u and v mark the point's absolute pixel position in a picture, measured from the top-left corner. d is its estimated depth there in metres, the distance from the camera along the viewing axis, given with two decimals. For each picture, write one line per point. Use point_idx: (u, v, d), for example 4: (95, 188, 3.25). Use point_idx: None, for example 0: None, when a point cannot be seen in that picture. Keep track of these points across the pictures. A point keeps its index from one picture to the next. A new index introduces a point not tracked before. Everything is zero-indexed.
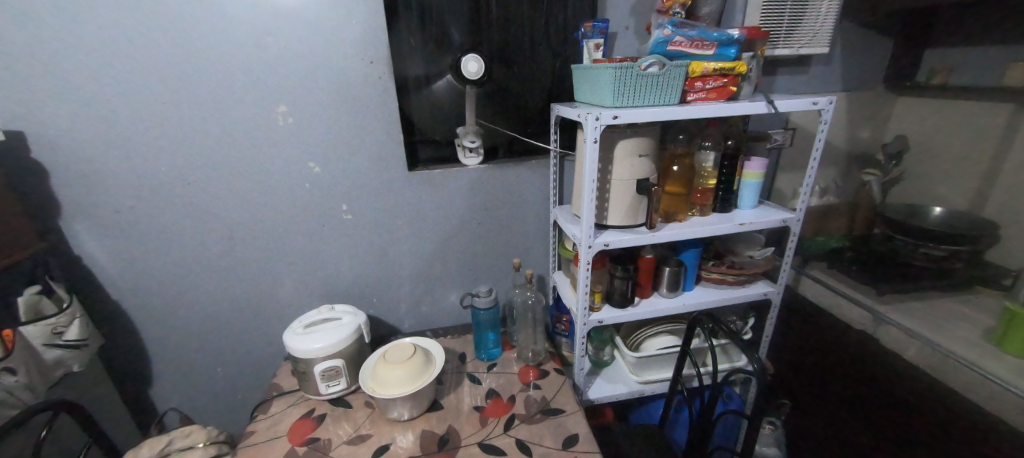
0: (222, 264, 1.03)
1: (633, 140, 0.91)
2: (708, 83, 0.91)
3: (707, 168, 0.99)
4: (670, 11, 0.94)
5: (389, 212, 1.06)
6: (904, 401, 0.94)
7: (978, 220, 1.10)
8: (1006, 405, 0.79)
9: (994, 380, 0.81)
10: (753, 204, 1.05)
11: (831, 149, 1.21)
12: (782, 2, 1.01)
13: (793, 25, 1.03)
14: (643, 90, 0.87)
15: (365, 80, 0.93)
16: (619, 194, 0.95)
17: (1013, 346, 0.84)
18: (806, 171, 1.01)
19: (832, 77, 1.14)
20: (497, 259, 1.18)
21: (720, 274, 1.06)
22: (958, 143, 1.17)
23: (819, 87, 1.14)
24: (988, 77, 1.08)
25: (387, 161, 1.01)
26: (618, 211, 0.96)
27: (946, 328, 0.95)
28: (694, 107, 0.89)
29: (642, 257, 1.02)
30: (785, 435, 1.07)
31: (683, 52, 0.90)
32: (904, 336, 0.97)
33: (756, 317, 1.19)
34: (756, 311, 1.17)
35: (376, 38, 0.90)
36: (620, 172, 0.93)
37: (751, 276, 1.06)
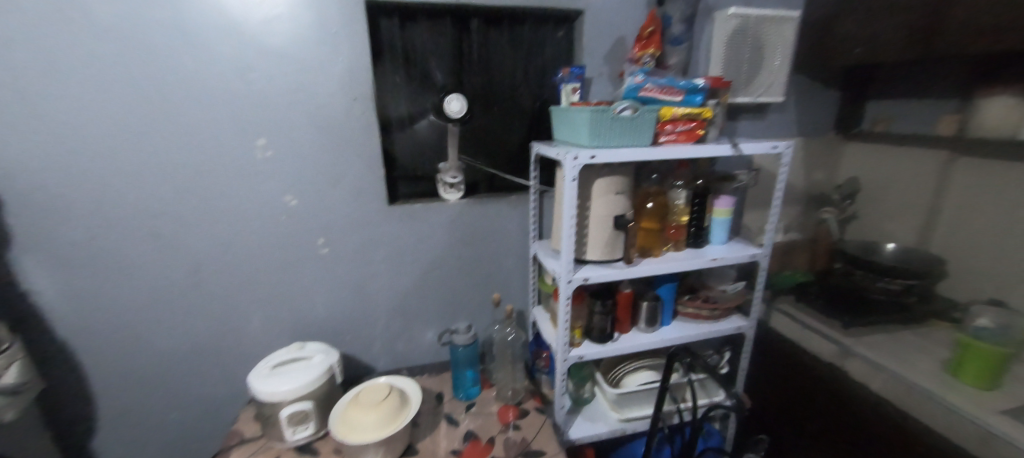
0: (187, 299, 0.98)
1: (610, 179, 0.95)
2: (677, 127, 0.97)
3: (679, 205, 1.04)
4: (640, 60, 1.01)
5: (367, 246, 1.05)
6: (878, 436, 0.95)
7: (926, 255, 1.17)
8: (965, 436, 0.81)
9: (953, 410, 0.83)
10: (723, 241, 1.10)
11: (790, 190, 1.30)
12: (741, 56, 1.11)
13: (751, 77, 1.13)
14: (617, 133, 0.92)
15: (348, 115, 0.95)
16: (597, 230, 0.97)
17: (967, 376, 0.89)
18: (770, 209, 1.06)
19: (787, 124, 1.24)
20: (477, 294, 1.17)
21: (696, 308, 1.08)
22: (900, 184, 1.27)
23: (777, 133, 1.24)
24: (923, 125, 1.18)
25: (368, 195, 1.01)
26: (596, 247, 0.99)
27: (907, 360, 0.98)
28: (665, 149, 0.94)
29: (620, 292, 1.04)
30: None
31: (654, 98, 0.96)
32: (869, 369, 0.98)
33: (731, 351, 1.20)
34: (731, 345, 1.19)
35: (361, 76, 0.93)
36: (598, 209, 0.96)
37: (725, 309, 1.09)
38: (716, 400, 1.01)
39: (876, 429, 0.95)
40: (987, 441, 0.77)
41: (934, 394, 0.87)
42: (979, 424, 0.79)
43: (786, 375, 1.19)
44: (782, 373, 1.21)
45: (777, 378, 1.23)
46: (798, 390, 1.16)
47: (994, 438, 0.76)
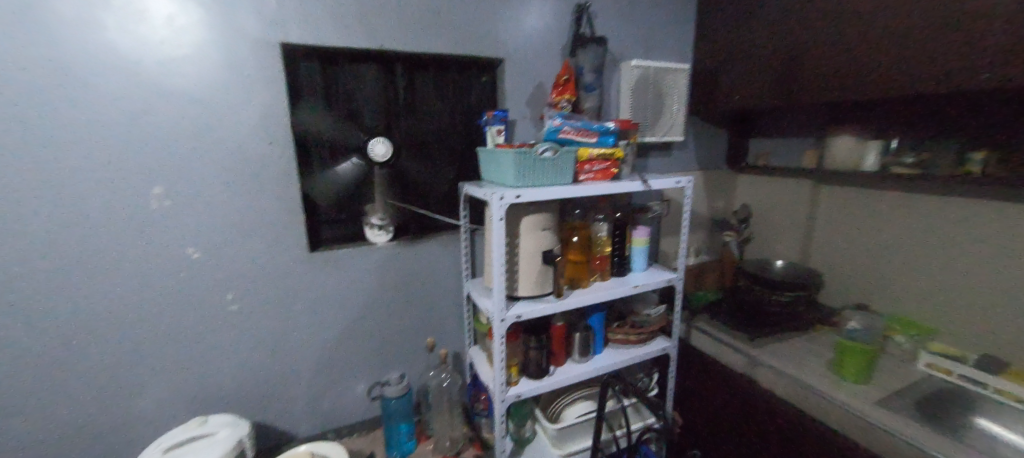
0: (47, 382, 0.80)
1: (536, 217, 0.99)
2: (594, 166, 1.05)
3: (602, 237, 1.09)
4: (559, 104, 1.10)
5: (285, 298, 0.96)
6: (786, 438, 1.04)
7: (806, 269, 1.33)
8: (851, 427, 0.92)
9: (840, 405, 0.95)
10: (643, 268, 1.18)
11: (695, 217, 1.45)
12: (645, 102, 1.25)
13: (654, 120, 1.27)
14: (540, 173, 0.97)
15: (261, 160, 0.89)
16: (527, 266, 1.00)
17: (848, 373, 1.02)
18: (680, 236, 1.18)
19: (687, 160, 1.40)
20: (410, 340, 1.12)
21: (625, 334, 1.13)
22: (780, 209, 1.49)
23: (680, 168, 1.39)
24: (791, 158, 1.39)
25: (284, 242, 0.94)
26: (528, 283, 1.01)
27: (801, 365, 1.10)
28: (584, 186, 1.01)
29: (554, 325, 1.07)
30: None
31: (572, 139, 1.03)
32: (774, 376, 1.08)
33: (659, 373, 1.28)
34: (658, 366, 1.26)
35: (276, 120, 0.88)
36: (527, 246, 0.99)
37: (650, 333, 1.15)
38: (649, 422, 1.05)
39: (784, 432, 1.04)
40: (866, 430, 0.89)
41: (823, 392, 0.98)
42: (857, 415, 0.91)
43: (706, 390, 1.28)
44: (702, 387, 1.30)
45: (698, 392, 1.31)
46: (717, 402, 1.24)
47: (870, 427, 0.88)
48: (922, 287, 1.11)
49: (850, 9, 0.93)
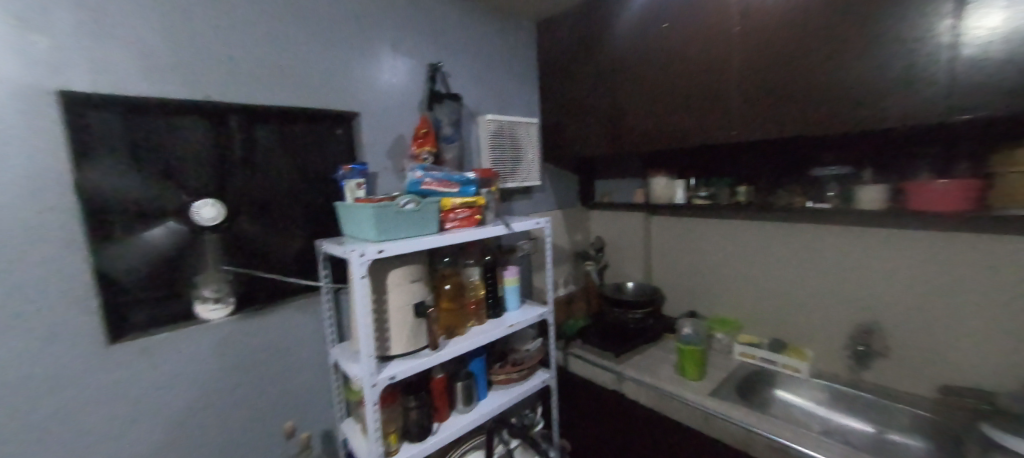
0: None
1: (404, 269, 0.97)
2: (458, 213, 1.09)
3: (474, 281, 1.14)
4: (420, 156, 1.12)
5: (68, 411, 0.73)
6: (658, 439, 1.16)
7: (649, 291, 1.51)
8: (697, 418, 1.07)
9: (688, 402, 1.10)
10: (517, 305, 1.25)
11: (559, 251, 1.60)
12: (503, 152, 1.37)
13: (513, 167, 1.40)
14: (404, 225, 0.97)
15: (26, 234, 0.68)
16: (399, 322, 0.96)
17: (689, 372, 1.19)
18: (546, 271, 1.30)
19: (547, 201, 1.56)
20: (265, 427, 0.97)
21: (507, 374, 1.18)
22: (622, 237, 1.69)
23: (541, 209, 1.54)
24: (629, 197, 1.63)
25: (67, 337, 0.73)
26: (401, 339, 0.96)
27: (656, 373, 1.24)
28: (451, 234, 1.03)
29: (434, 378, 1.03)
30: None
31: (434, 190, 1.06)
32: (637, 387, 1.21)
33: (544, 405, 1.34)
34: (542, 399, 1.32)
35: (54, 183, 0.71)
36: (396, 300, 0.96)
37: (529, 368, 1.22)
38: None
39: (654, 436, 1.17)
40: (708, 418, 1.05)
41: (675, 394, 1.13)
42: (700, 408, 1.06)
43: (587, 411, 1.36)
44: (583, 409, 1.38)
45: (581, 414, 1.39)
46: (597, 420, 1.33)
47: (711, 417, 1.04)
48: (727, 292, 1.40)
49: (653, 76, 1.19)
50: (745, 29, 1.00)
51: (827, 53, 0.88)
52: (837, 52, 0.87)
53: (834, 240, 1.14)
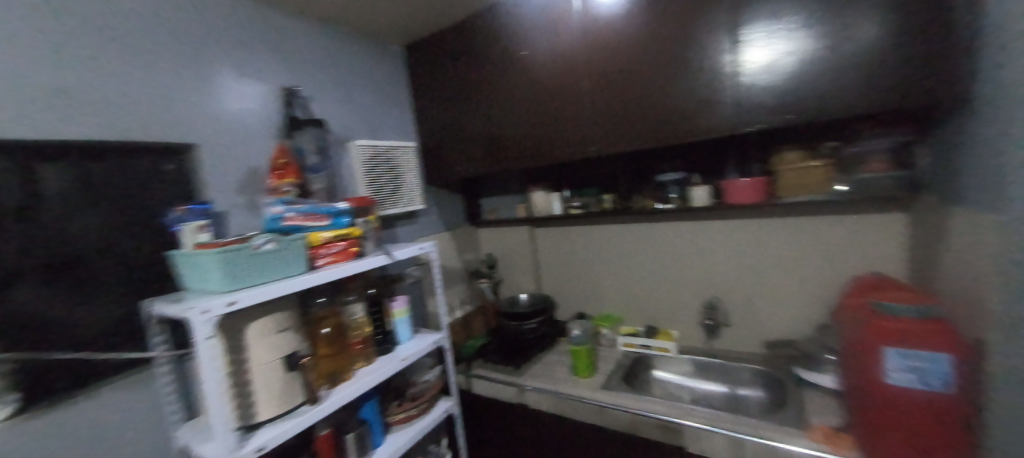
0: None
1: (267, 319, 0.85)
2: (331, 248, 1.00)
3: (357, 318, 1.06)
4: (281, 188, 1.00)
5: None
6: (561, 434, 1.19)
7: (540, 299, 1.57)
8: (593, 413, 1.13)
9: (584, 399, 1.15)
10: (409, 336, 1.19)
11: (451, 272, 1.59)
12: (380, 177, 1.31)
13: (393, 193, 1.35)
14: (261, 269, 0.84)
15: None
16: (265, 382, 0.83)
17: (581, 371, 1.27)
18: (437, 296, 1.27)
19: (432, 223, 1.55)
20: None
21: (405, 411, 1.11)
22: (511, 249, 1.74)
23: (426, 232, 1.52)
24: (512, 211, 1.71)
25: None
26: (269, 401, 0.83)
27: (554, 377, 1.29)
28: (323, 272, 0.94)
29: (319, 436, 0.92)
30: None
31: (300, 225, 0.97)
32: (537, 395, 1.23)
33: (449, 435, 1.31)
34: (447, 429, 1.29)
35: None
36: (259, 357, 0.83)
37: (429, 400, 1.17)
38: None
39: (556, 440, 1.21)
40: (601, 411, 1.11)
41: (572, 395, 1.18)
42: (595, 403, 1.13)
43: (492, 426, 1.34)
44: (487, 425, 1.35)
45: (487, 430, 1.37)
46: (502, 431, 1.32)
47: (605, 409, 1.11)
48: (606, 290, 1.54)
49: (520, 102, 1.27)
50: (590, 59, 1.13)
51: (653, 81, 1.05)
52: (660, 80, 1.04)
53: (680, 233, 1.35)
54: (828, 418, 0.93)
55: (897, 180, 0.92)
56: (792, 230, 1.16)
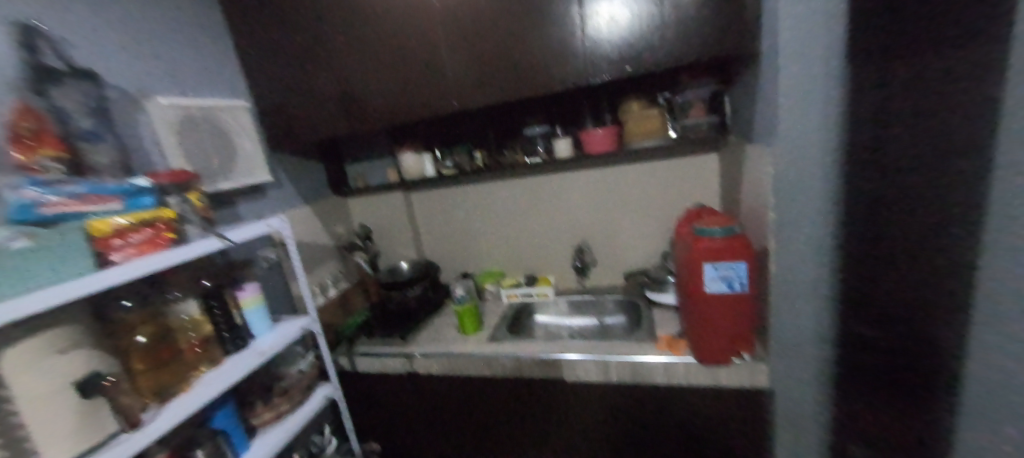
0: None
1: (38, 337, 0.64)
2: (130, 237, 0.78)
3: (191, 317, 0.90)
4: (34, 165, 0.72)
5: None
6: (452, 383, 1.19)
7: (423, 263, 1.51)
8: (482, 366, 1.15)
9: (475, 355, 1.15)
10: (269, 327, 1.04)
11: (318, 249, 1.43)
12: (202, 145, 1.09)
13: (225, 163, 1.14)
14: (11, 274, 0.61)
15: None
16: (45, 419, 0.63)
17: (468, 328, 1.28)
18: (298, 278, 1.11)
19: (287, 196, 1.35)
20: None
21: (274, 409, 1.00)
22: (385, 216, 1.62)
23: (280, 207, 1.32)
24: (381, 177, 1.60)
25: None
26: (59, 441, 0.64)
27: (442, 339, 1.28)
28: (120, 267, 0.73)
29: None
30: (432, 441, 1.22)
31: (74, 212, 0.72)
32: (427, 361, 1.20)
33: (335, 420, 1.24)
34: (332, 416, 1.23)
35: None
36: (29, 390, 0.62)
37: (302, 390, 1.07)
38: None
39: (455, 393, 1.20)
40: (489, 362, 1.14)
41: (461, 352, 1.18)
42: (481, 356, 1.15)
43: (381, 396, 1.27)
44: (375, 398, 1.28)
45: (375, 403, 1.28)
46: (390, 397, 1.26)
47: (492, 360, 1.14)
48: (487, 247, 1.57)
49: (370, 50, 1.13)
50: (443, 3, 1.05)
51: (508, 30, 1.03)
52: (515, 28, 1.02)
53: (551, 185, 1.42)
54: (670, 329, 1.12)
55: (709, 124, 1.11)
56: (640, 173, 1.32)
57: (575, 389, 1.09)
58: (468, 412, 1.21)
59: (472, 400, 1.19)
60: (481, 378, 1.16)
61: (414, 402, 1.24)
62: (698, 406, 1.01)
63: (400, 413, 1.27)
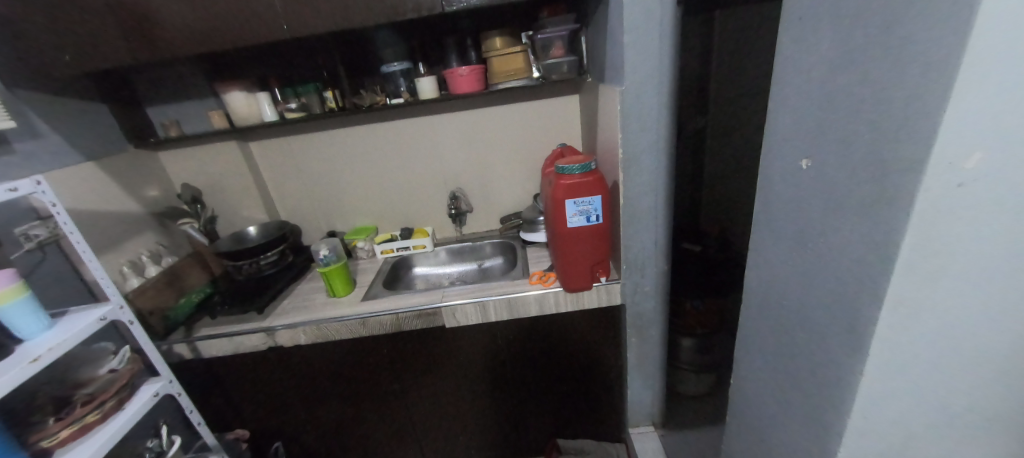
0: None
1: None
2: None
3: None
4: None
5: None
6: (321, 356, 1.08)
7: (278, 225, 1.32)
8: (356, 330, 1.07)
9: (348, 318, 1.06)
10: (46, 325, 0.77)
11: (119, 218, 1.12)
12: None
13: None
14: None
15: None
16: None
17: (340, 290, 1.17)
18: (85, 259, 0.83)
19: (51, 151, 1.00)
20: None
21: (78, 421, 0.78)
22: (216, 173, 1.33)
23: (41, 165, 0.97)
24: (203, 124, 1.30)
25: None
26: None
27: (308, 306, 1.14)
28: None
29: None
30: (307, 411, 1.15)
31: None
32: (292, 331, 1.06)
33: (173, 413, 1.08)
34: (166, 410, 1.06)
35: None
36: None
37: (120, 392, 0.86)
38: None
39: (326, 366, 1.09)
40: (365, 323, 1.06)
41: (332, 317, 1.07)
42: (355, 317, 1.06)
43: (234, 382, 1.10)
44: (226, 386, 1.10)
45: (226, 391, 1.11)
46: (246, 382, 1.10)
47: (367, 319, 1.05)
48: (356, 201, 1.44)
49: None
50: None
51: None
52: None
53: (420, 129, 1.33)
54: (542, 264, 1.20)
55: (571, 63, 1.11)
56: (509, 115, 1.32)
57: (456, 334, 1.08)
58: (340, 384, 1.11)
59: (345, 369, 1.10)
60: (355, 344, 1.08)
61: (277, 382, 1.10)
62: (569, 333, 1.10)
63: (260, 397, 1.12)
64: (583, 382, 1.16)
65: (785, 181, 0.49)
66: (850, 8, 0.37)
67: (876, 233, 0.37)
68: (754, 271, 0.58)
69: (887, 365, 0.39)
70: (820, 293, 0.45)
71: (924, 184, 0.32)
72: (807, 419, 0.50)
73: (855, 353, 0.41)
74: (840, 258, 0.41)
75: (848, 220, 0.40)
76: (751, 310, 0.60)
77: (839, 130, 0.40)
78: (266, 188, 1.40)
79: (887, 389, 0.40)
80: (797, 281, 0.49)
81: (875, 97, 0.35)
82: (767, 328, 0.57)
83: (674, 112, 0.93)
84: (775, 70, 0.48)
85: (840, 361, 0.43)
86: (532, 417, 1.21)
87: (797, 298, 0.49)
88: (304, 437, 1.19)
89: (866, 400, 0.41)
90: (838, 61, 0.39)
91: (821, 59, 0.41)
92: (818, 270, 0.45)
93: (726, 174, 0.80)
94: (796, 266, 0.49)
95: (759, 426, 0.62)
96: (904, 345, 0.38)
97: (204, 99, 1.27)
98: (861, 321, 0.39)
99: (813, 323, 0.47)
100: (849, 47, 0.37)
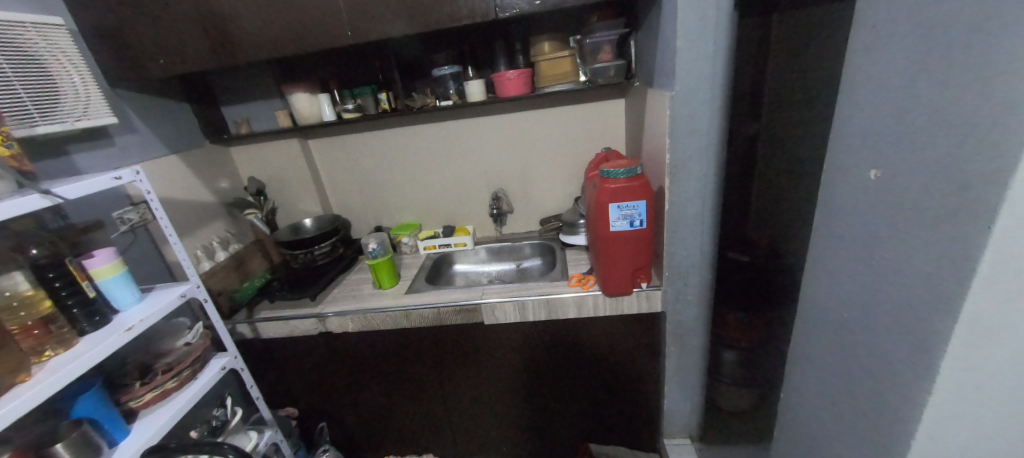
0: None
1: None
2: None
3: (26, 290, 0.70)
4: None
5: None
6: (366, 346, 1.14)
7: (332, 218, 1.40)
8: (400, 322, 1.11)
9: (394, 311, 1.11)
10: (136, 299, 0.87)
11: (197, 206, 1.24)
12: (22, 73, 0.80)
13: (50, 93, 0.85)
14: None
15: None
16: None
17: (386, 283, 1.23)
18: (171, 242, 0.92)
19: (146, 144, 1.13)
20: None
21: (158, 387, 0.87)
22: (278, 167, 1.43)
23: (138, 157, 1.10)
24: (270, 122, 1.41)
25: None
26: None
27: (356, 296, 1.20)
28: None
29: None
30: (352, 395, 1.21)
31: None
32: (341, 319, 1.12)
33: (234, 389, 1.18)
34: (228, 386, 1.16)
35: None
36: None
37: (194, 364, 0.94)
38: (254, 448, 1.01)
39: (371, 355, 1.15)
40: (409, 315, 1.11)
41: (380, 307, 1.12)
42: (400, 309, 1.11)
43: (289, 363, 1.18)
44: (280, 367, 1.19)
45: (280, 371, 1.19)
46: (298, 364, 1.18)
47: (410, 311, 1.10)
48: (402, 198, 1.51)
49: None
50: None
51: None
52: None
53: (466, 131, 1.37)
54: (581, 267, 1.20)
55: (619, 68, 1.10)
56: (554, 118, 1.33)
57: (494, 332, 1.11)
58: (383, 372, 1.17)
59: (387, 359, 1.15)
60: (397, 336, 1.13)
61: (327, 366, 1.17)
62: (606, 340, 1.10)
63: (310, 379, 1.20)
64: (617, 390, 1.16)
65: (850, 192, 0.47)
66: (930, 15, 0.36)
67: (951, 247, 0.35)
68: (812, 283, 0.56)
69: (961, 386, 0.37)
70: (884, 308, 0.43)
71: (1010, 198, 0.30)
72: (864, 437, 0.48)
73: (922, 373, 0.39)
74: (909, 273, 0.40)
75: (920, 235, 0.38)
76: (808, 324, 0.58)
77: (912, 141, 0.38)
78: (321, 183, 1.50)
79: (961, 413, 0.38)
80: (860, 296, 0.47)
81: (954, 111, 0.34)
82: (823, 344, 0.55)
83: (725, 117, 0.90)
84: (842, 76, 0.47)
85: (904, 381, 0.41)
86: (564, 420, 1.21)
87: (858, 314, 0.47)
88: (347, 420, 1.26)
89: (934, 422, 0.39)
90: (914, 70, 0.38)
91: (896, 66, 0.40)
92: (884, 286, 0.43)
93: (777, 183, 0.78)
94: (860, 280, 0.47)
95: (812, 445, 0.60)
96: (984, 367, 0.36)
97: (270, 99, 1.38)
98: (931, 339, 0.38)
99: (877, 339, 0.45)
100: (927, 54, 0.36)
